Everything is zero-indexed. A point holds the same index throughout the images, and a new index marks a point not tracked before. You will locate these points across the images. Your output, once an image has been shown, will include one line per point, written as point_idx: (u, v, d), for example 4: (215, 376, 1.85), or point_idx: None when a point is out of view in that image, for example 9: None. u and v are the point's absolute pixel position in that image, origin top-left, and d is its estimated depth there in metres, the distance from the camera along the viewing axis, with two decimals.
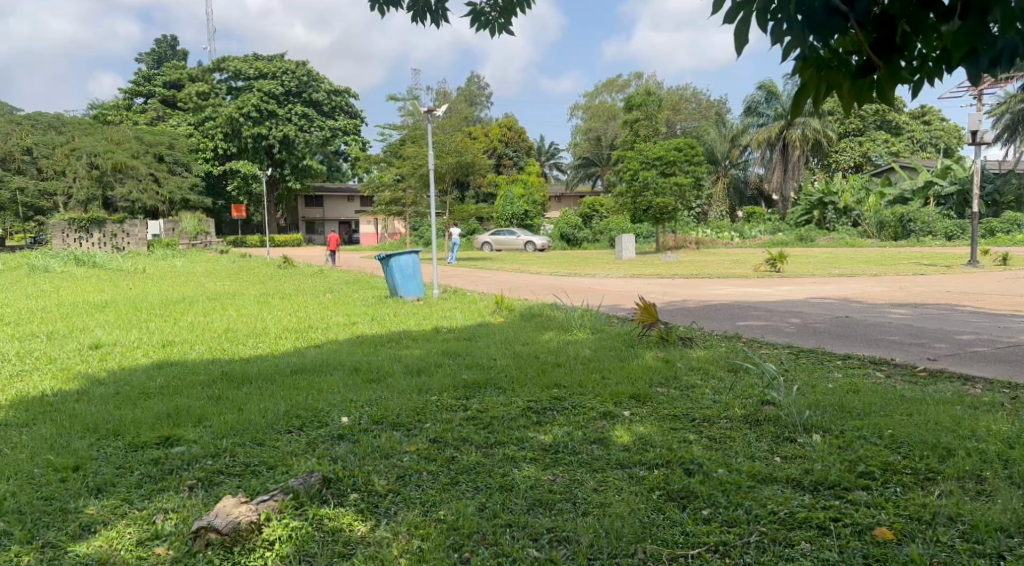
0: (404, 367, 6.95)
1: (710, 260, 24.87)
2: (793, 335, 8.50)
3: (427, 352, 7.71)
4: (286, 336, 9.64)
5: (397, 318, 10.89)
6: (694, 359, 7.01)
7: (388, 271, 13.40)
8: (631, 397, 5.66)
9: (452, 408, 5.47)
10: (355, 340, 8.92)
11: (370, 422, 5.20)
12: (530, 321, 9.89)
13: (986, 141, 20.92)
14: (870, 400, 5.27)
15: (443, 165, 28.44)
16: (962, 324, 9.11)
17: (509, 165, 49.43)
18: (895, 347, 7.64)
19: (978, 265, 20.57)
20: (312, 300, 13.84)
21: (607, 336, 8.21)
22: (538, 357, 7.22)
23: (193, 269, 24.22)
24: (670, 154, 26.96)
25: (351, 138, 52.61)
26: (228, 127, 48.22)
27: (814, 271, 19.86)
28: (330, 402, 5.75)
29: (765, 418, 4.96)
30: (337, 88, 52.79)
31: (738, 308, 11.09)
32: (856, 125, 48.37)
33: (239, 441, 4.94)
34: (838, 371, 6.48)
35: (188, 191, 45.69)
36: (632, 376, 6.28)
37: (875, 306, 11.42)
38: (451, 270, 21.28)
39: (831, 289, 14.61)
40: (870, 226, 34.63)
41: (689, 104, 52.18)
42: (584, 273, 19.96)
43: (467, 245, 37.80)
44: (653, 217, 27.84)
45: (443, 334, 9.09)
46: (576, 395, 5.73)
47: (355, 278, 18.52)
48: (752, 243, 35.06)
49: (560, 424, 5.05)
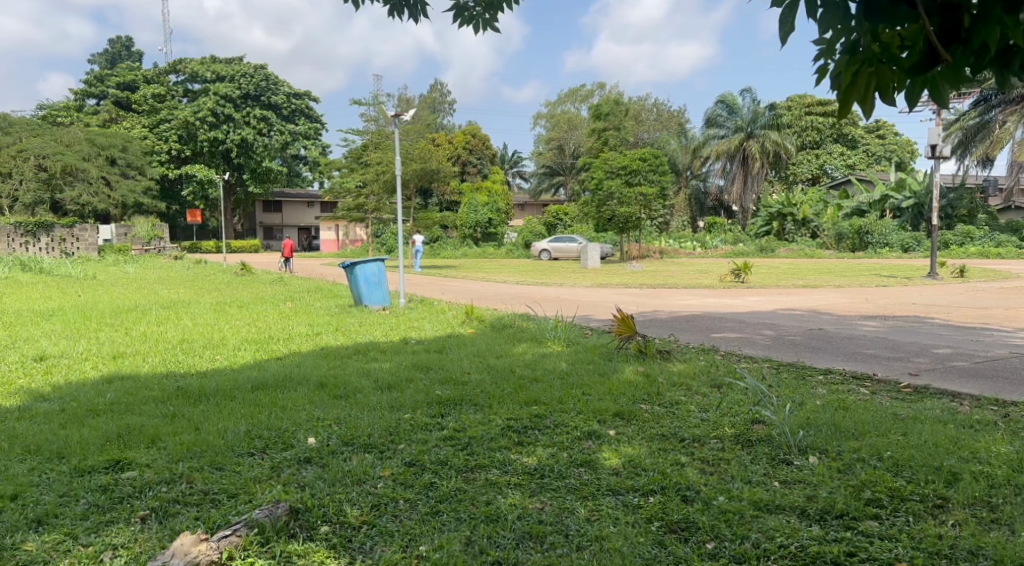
0: (373, 381, 6.59)
1: (675, 270, 24.84)
2: (771, 349, 8.33)
3: (397, 366, 7.35)
4: (246, 347, 9.21)
5: (362, 329, 10.50)
6: (675, 373, 6.78)
7: (353, 279, 13.00)
8: (615, 415, 5.41)
9: (427, 427, 5.15)
10: (319, 351, 8.53)
11: (340, 443, 4.87)
12: (501, 332, 9.61)
13: (944, 155, 21.26)
14: (862, 418, 5.10)
15: (406, 172, 28.10)
16: (936, 338, 9.04)
17: (473, 172, 49.19)
18: (874, 361, 7.51)
19: (937, 277, 20.84)
20: (272, 309, 13.37)
21: (582, 349, 7.95)
22: (514, 371, 6.92)
23: (146, 276, 23.46)
24: (635, 164, 26.92)
25: (311, 143, 51.89)
26: (184, 131, 47.18)
27: (778, 282, 19.91)
28: (294, 422, 5.39)
29: (756, 437, 4.75)
30: (297, 92, 51.98)
31: (711, 320, 10.93)
32: (812, 138, 49.34)
33: (196, 465, 4.55)
34: (823, 386, 6.31)
35: (142, 195, 44.53)
36: (614, 392, 6.03)
37: (846, 319, 11.36)
38: (416, 279, 20.96)
39: (800, 300, 14.57)
40: (829, 237, 35.07)
41: (652, 114, 52.60)
42: (551, 282, 19.73)
43: (431, 253, 37.45)
44: (618, 226, 27.79)
45: (412, 346, 8.75)
46: (557, 413, 5.46)
47: (316, 286, 18.04)
48: (714, 253, 35.32)
49: (543, 445, 4.77)
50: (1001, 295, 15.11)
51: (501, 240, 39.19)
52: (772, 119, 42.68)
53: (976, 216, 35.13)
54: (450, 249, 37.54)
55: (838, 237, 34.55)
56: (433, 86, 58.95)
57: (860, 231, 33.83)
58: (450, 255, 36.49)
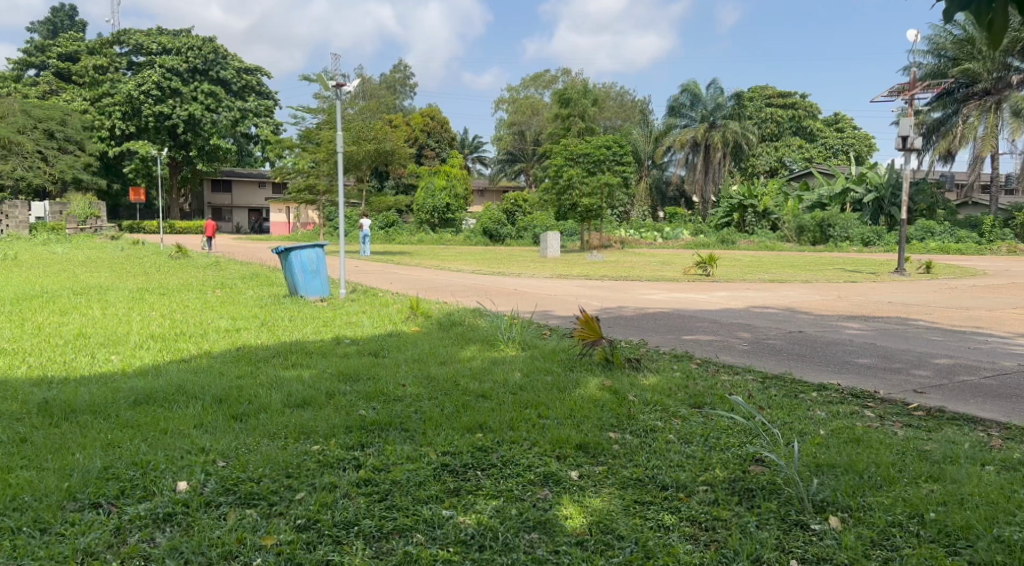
0: (284, 396, 5.43)
1: (636, 260, 23.94)
2: (751, 356, 7.36)
3: (318, 375, 6.18)
4: (150, 345, 7.96)
5: (292, 325, 9.26)
6: (648, 389, 5.70)
7: (287, 267, 11.73)
8: (578, 448, 4.35)
9: (337, 467, 4.02)
10: (234, 353, 7.32)
11: (219, 491, 3.74)
12: (449, 330, 8.54)
13: (914, 148, 20.71)
14: (887, 457, 4.09)
15: (358, 153, 26.59)
16: (931, 346, 8.13)
17: (432, 156, 47.84)
18: (870, 375, 6.56)
19: (904, 273, 20.27)
20: (195, 299, 12.06)
21: (539, 356, 6.84)
22: (458, 384, 5.81)
23: (73, 256, 21.81)
24: (599, 152, 25.94)
25: (262, 120, 49.73)
26: (127, 106, 44.89)
27: (744, 275, 19.10)
28: (168, 457, 4.23)
29: (757, 484, 3.74)
30: (249, 67, 49.85)
31: (680, 319, 9.98)
32: (772, 130, 49.46)
33: (11, 525, 3.34)
34: (823, 409, 5.32)
35: (81, 171, 42.37)
36: (576, 414, 4.95)
37: (824, 319, 10.45)
38: (365, 265, 19.76)
39: (772, 297, 13.65)
40: (790, 230, 34.40)
41: (614, 101, 51.73)
42: (508, 271, 18.60)
43: (384, 238, 36.06)
44: (579, 215, 26.77)
45: (342, 348, 7.57)
46: (506, 445, 4.36)
47: (253, 272, 16.71)
48: (675, 244, 34.61)
49: (488, 493, 3.70)
50: (977, 295, 14.41)
51: (459, 226, 37.68)
52: (734, 110, 42.26)
53: (935, 211, 35.09)
54: (405, 234, 36.17)
55: (799, 230, 34.00)
56: (395, 66, 57.14)
57: (822, 224, 33.35)
58: (405, 241, 35.08)
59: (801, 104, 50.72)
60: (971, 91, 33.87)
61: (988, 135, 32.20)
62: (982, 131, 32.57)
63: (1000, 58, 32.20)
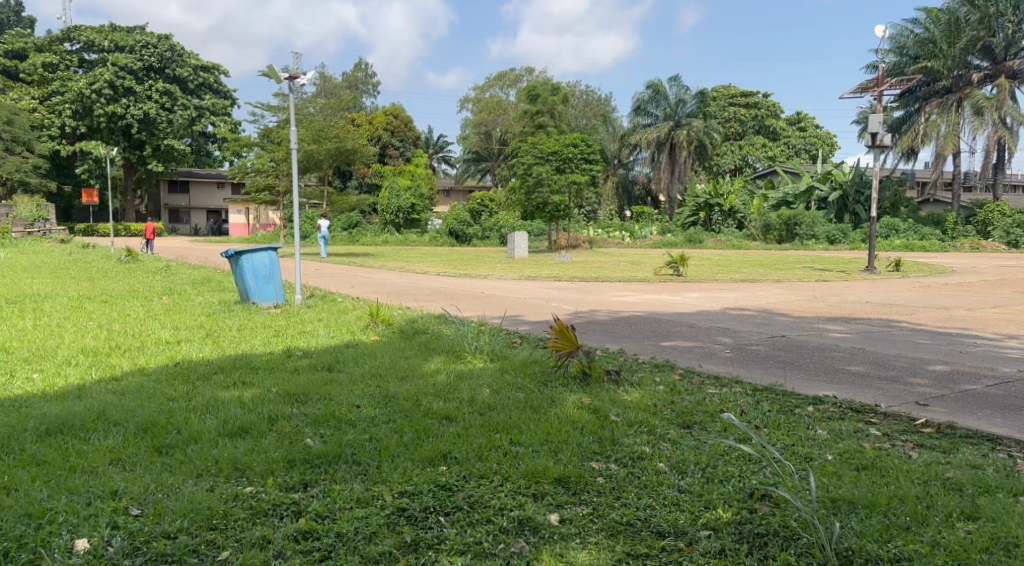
0: (221, 423, 4.77)
1: (606, 260, 23.40)
2: (736, 364, 6.84)
3: (262, 396, 5.50)
4: (79, 361, 7.19)
5: (240, 335, 8.54)
6: (632, 407, 5.13)
7: (238, 272, 10.95)
8: (557, 482, 3.77)
9: (274, 519, 3.38)
10: (171, 370, 6.60)
11: (126, 552, 3.11)
12: (411, 338, 7.91)
13: (884, 145, 20.49)
14: (911, 489, 3.56)
15: (318, 151, 25.59)
16: (921, 351, 7.71)
17: (396, 155, 46.91)
18: (867, 385, 6.06)
19: (875, 270, 20.06)
20: (138, 307, 11.24)
21: (509, 368, 6.24)
22: (419, 404, 5.18)
23: (15, 261, 20.59)
24: (566, 150, 25.41)
25: (219, 118, 48.33)
26: (78, 105, 43.33)
27: (715, 275, 18.71)
28: (71, 504, 3.56)
29: (768, 528, 3.22)
30: (206, 65, 48.49)
31: (657, 323, 9.45)
32: (735, 129, 49.78)
33: None
34: (824, 427, 4.82)
35: (29, 173, 40.57)
36: (552, 438, 4.37)
37: (804, 321, 10.01)
38: (326, 268, 19.02)
39: (747, 298, 13.20)
40: (757, 229, 34.12)
41: (579, 100, 51.35)
42: (475, 273, 17.98)
43: (347, 240, 35.11)
44: (546, 214, 26.22)
45: (293, 361, 6.86)
46: (474, 482, 3.75)
47: (203, 276, 15.82)
48: (642, 243, 34.36)
49: (452, 548, 3.13)
50: (952, 294, 14.13)
51: (424, 227, 36.92)
52: (698, 108, 42.09)
53: (899, 209, 35.31)
54: (369, 236, 35.27)
55: (765, 228, 33.79)
56: (357, 64, 56.06)
57: (789, 222, 33.27)
58: (369, 243, 34.21)
59: (764, 103, 50.80)
60: (932, 89, 34.08)
61: (950, 134, 32.26)
62: (945, 129, 32.58)
63: (961, 56, 32.59)
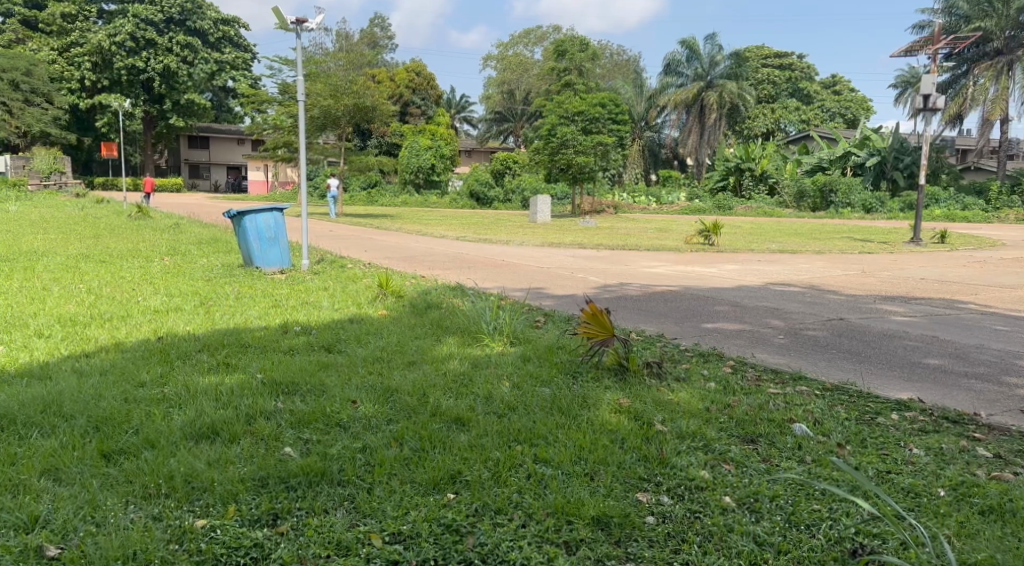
0: (187, 422, 3.95)
1: (632, 227, 22.40)
2: (795, 354, 5.92)
3: (245, 385, 4.67)
4: (52, 333, 6.42)
5: (237, 305, 7.73)
6: (680, 412, 4.24)
7: (242, 232, 10.15)
8: (594, 523, 2.93)
9: None
10: (149, 347, 5.78)
11: None
12: (422, 314, 7.03)
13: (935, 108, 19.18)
14: None
15: (335, 108, 24.71)
16: (1004, 340, 6.70)
17: (417, 114, 46.06)
18: (956, 385, 5.12)
19: (919, 242, 18.91)
20: (137, 268, 10.50)
21: (532, 357, 5.34)
22: (426, 401, 4.33)
23: (24, 216, 19.93)
24: (594, 109, 24.29)
25: (240, 73, 47.34)
26: (98, 56, 42.44)
27: (750, 245, 17.64)
28: None
29: None
30: (226, 18, 47.44)
31: (698, 301, 8.52)
32: (768, 91, 48.12)
33: None
34: (920, 445, 3.90)
35: (49, 126, 39.90)
36: (587, 456, 3.51)
37: (859, 301, 9.02)
38: (342, 230, 18.14)
39: (789, 271, 12.20)
40: (791, 195, 32.72)
41: (606, 58, 49.77)
42: (495, 238, 17.04)
43: (365, 199, 34.24)
44: (570, 176, 25.10)
45: (287, 340, 6.00)
46: (488, 522, 2.91)
47: (211, 236, 15.01)
48: (669, 209, 33.17)
49: None
50: (1013, 270, 12.95)
51: (445, 188, 36.00)
52: (732, 69, 40.33)
53: (940, 176, 33.92)
54: (388, 196, 34.48)
55: (799, 195, 32.31)
56: (378, 20, 54.73)
57: (823, 189, 31.58)
58: (388, 203, 33.35)
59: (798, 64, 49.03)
60: (982, 51, 32.24)
61: (1000, 98, 30.71)
62: (994, 93, 31.12)
63: (1014, 15, 30.60)
